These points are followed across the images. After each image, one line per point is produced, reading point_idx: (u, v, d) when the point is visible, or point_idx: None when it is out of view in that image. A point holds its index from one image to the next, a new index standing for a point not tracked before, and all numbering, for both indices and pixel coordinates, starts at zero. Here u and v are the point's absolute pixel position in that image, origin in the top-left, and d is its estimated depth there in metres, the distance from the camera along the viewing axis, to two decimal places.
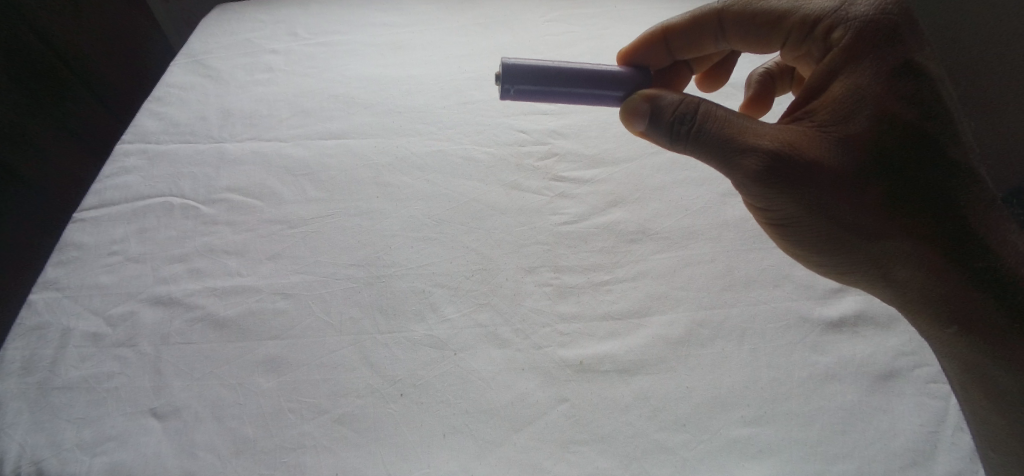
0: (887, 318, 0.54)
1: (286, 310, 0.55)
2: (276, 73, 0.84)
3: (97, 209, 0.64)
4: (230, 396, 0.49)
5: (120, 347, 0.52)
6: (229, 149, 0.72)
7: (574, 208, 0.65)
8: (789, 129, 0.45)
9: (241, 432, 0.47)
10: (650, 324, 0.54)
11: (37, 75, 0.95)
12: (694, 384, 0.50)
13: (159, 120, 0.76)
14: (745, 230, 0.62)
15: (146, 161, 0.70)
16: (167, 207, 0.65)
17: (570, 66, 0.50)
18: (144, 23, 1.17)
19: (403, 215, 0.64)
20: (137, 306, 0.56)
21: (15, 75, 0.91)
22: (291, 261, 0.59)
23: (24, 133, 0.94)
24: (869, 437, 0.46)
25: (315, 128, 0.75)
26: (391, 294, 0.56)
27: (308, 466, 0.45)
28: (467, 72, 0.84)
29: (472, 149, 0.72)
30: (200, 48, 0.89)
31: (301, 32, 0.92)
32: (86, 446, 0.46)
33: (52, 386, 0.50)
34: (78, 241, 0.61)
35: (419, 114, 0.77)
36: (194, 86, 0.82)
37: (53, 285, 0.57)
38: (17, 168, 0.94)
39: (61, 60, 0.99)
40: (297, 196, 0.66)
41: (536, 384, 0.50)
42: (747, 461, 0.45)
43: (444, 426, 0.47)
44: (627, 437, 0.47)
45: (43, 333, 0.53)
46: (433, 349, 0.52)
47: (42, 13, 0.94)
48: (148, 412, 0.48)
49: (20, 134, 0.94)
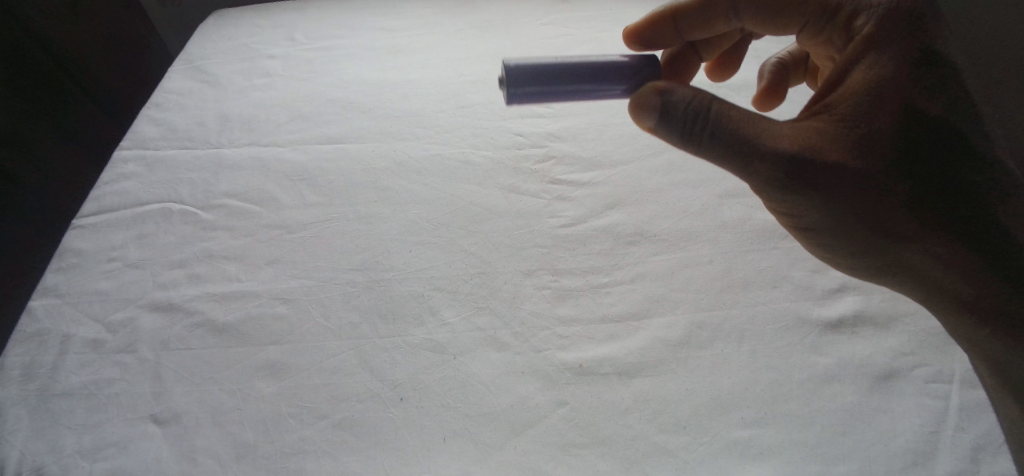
0: (885, 319, 0.54)
1: (285, 315, 0.55)
2: (276, 78, 0.84)
3: (96, 215, 0.65)
4: (230, 402, 0.49)
5: (120, 353, 0.52)
6: (228, 154, 0.72)
7: (572, 211, 0.65)
8: (808, 127, 0.45)
9: (242, 437, 0.47)
10: (649, 326, 0.54)
11: (35, 79, 0.96)
12: (694, 386, 0.49)
13: (157, 126, 0.76)
14: (744, 232, 0.62)
15: (145, 167, 0.70)
16: (166, 212, 0.65)
17: (570, 57, 0.50)
18: (143, 28, 1.21)
19: (401, 219, 0.64)
20: (137, 312, 0.56)
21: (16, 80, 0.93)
22: (290, 266, 0.59)
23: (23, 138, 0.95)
24: (870, 437, 0.46)
25: (313, 133, 0.75)
26: (391, 298, 0.56)
27: (309, 472, 0.45)
28: (465, 76, 0.84)
29: (469, 153, 0.72)
30: (198, 53, 0.89)
31: (298, 37, 0.92)
32: (88, 452, 0.46)
33: (53, 394, 0.50)
34: (78, 247, 0.61)
35: (417, 118, 0.77)
36: (191, 91, 0.82)
37: (53, 292, 0.57)
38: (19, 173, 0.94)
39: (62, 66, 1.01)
40: (296, 201, 0.66)
41: (537, 387, 0.50)
42: (746, 462, 0.45)
43: (445, 430, 0.47)
44: (627, 439, 0.46)
45: (43, 340, 0.53)
46: (434, 353, 0.52)
47: (42, 21, 0.97)
48: (148, 418, 0.48)
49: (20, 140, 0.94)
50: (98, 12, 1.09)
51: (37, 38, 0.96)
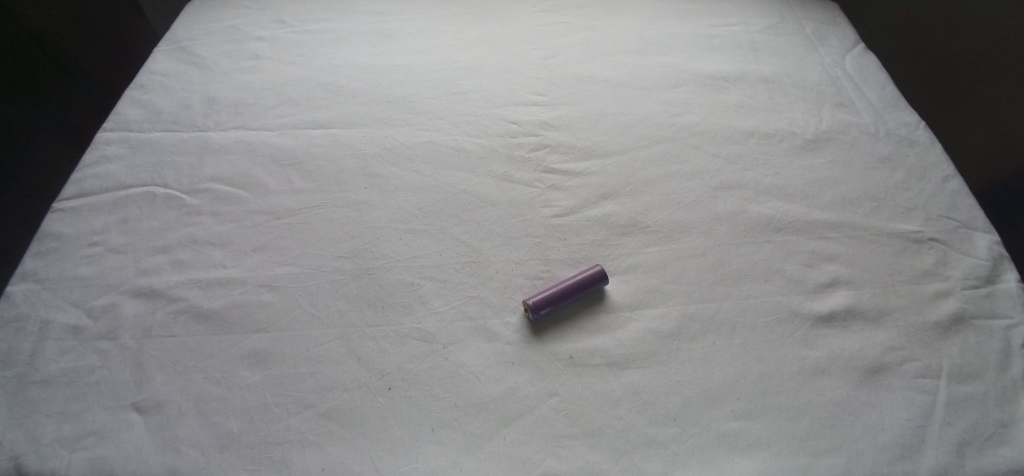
0: (875, 313, 0.54)
1: (271, 302, 0.54)
2: (264, 61, 0.82)
3: (78, 198, 0.63)
4: (214, 390, 0.48)
5: (102, 340, 0.51)
6: (214, 138, 0.70)
7: (565, 201, 0.64)
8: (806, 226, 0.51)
9: (226, 427, 0.46)
10: (640, 318, 0.54)
11: (24, 71, 0.98)
12: (684, 378, 0.49)
13: (141, 108, 0.74)
14: (738, 224, 0.62)
15: (128, 149, 0.68)
16: (150, 197, 0.63)
17: (558, 285, 0.54)
18: (133, 20, 1.19)
19: (391, 207, 0.63)
20: (119, 298, 0.54)
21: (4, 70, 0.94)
22: (277, 253, 0.58)
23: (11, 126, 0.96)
24: (859, 431, 0.46)
25: (302, 117, 0.73)
26: (380, 286, 0.55)
27: (293, 463, 0.44)
28: (458, 62, 0.83)
29: (462, 140, 0.71)
30: (184, 34, 0.86)
31: (287, 19, 0.90)
32: (67, 441, 0.45)
33: (32, 380, 0.48)
34: (58, 231, 0.59)
35: (408, 104, 0.75)
36: (177, 73, 0.80)
37: (32, 277, 0.55)
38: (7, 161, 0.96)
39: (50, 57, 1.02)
40: (283, 187, 0.65)
41: (526, 378, 0.49)
42: (737, 455, 0.44)
43: (433, 421, 0.46)
44: (617, 431, 0.46)
45: (22, 325, 0.52)
46: (422, 342, 0.51)
47: (27, 9, 0.97)
48: (130, 407, 0.47)
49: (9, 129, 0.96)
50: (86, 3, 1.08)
51: (24, 28, 0.97)
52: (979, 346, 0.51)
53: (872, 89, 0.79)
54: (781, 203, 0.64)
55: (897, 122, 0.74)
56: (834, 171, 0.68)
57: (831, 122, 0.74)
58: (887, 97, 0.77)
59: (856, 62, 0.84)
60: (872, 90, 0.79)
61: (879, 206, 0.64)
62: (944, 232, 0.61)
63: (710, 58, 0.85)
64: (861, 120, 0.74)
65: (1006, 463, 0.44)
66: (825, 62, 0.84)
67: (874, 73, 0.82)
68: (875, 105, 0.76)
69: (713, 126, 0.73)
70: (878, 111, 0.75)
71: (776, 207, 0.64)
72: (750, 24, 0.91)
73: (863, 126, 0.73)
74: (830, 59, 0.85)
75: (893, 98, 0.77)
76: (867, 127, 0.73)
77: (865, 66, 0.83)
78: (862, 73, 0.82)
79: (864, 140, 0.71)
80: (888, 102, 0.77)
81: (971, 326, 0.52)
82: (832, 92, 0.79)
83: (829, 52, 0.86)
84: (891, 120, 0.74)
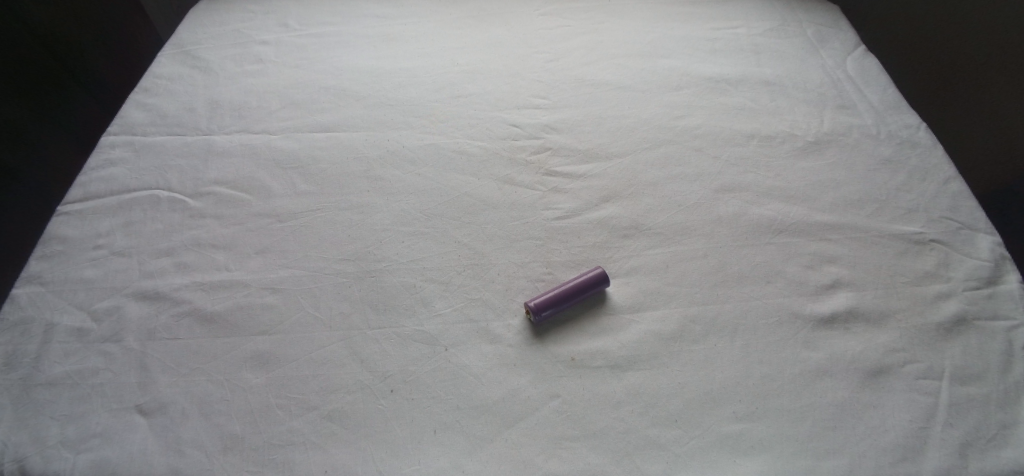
0: (877, 316, 0.54)
1: (274, 304, 0.54)
2: (267, 64, 0.82)
3: (83, 201, 0.63)
4: (218, 392, 0.48)
5: (107, 342, 0.51)
6: (218, 141, 0.71)
7: (568, 204, 0.64)
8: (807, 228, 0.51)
9: (229, 428, 0.46)
10: (643, 320, 0.54)
11: (35, 78, 0.99)
12: (686, 380, 0.49)
13: (145, 112, 0.74)
14: (739, 226, 0.62)
15: (133, 153, 0.69)
16: (155, 200, 0.64)
17: (558, 288, 0.55)
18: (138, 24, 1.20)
19: (393, 209, 0.63)
20: (124, 301, 0.55)
21: (16, 79, 0.96)
22: (280, 255, 0.59)
23: (21, 133, 0.98)
24: (860, 432, 0.46)
25: (305, 120, 0.74)
26: (382, 289, 0.55)
27: (296, 464, 0.44)
28: (460, 65, 0.83)
29: (463, 142, 0.71)
30: (188, 38, 0.87)
31: (291, 23, 0.90)
32: (72, 442, 0.45)
33: (37, 383, 0.48)
34: (63, 234, 0.60)
35: (410, 106, 0.76)
36: (182, 76, 0.80)
37: (37, 279, 0.56)
38: (17, 168, 0.98)
39: (60, 63, 1.04)
40: (286, 190, 0.65)
41: (528, 379, 0.49)
42: (738, 457, 0.44)
43: (434, 422, 0.46)
44: (618, 433, 0.46)
45: (27, 327, 0.52)
46: (424, 344, 0.51)
47: (38, 17, 0.98)
48: (134, 409, 0.47)
49: (19, 137, 0.98)
50: (93, 7, 1.09)
51: (37, 37, 0.99)
52: (982, 347, 0.51)
53: (874, 91, 0.79)
54: (783, 205, 0.64)
55: (899, 124, 0.74)
56: (836, 173, 0.68)
57: (833, 124, 0.74)
58: (889, 99, 0.78)
59: (858, 64, 0.84)
60: (874, 92, 0.79)
61: (880, 207, 0.64)
62: (945, 233, 0.61)
63: (712, 60, 0.85)
64: (863, 122, 0.74)
65: (1009, 464, 0.44)
66: (827, 64, 0.84)
67: (876, 74, 0.82)
68: (876, 107, 0.76)
69: (714, 129, 0.74)
70: (880, 113, 0.76)
71: (777, 209, 0.64)
72: (751, 27, 0.91)
73: (864, 128, 0.74)
74: (832, 62, 0.85)
75: (895, 100, 0.77)
76: (869, 129, 0.73)
77: (866, 68, 0.83)
78: (864, 75, 0.82)
79: (865, 142, 0.71)
80: (889, 104, 0.77)
81: (973, 327, 0.52)
82: (834, 94, 0.79)
83: (831, 54, 0.86)
84: (893, 122, 0.74)
